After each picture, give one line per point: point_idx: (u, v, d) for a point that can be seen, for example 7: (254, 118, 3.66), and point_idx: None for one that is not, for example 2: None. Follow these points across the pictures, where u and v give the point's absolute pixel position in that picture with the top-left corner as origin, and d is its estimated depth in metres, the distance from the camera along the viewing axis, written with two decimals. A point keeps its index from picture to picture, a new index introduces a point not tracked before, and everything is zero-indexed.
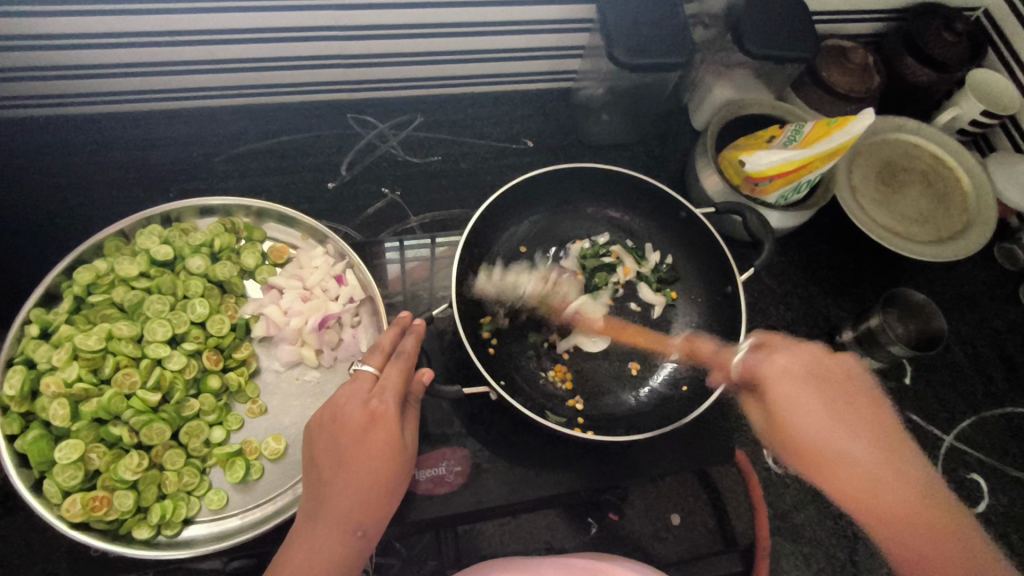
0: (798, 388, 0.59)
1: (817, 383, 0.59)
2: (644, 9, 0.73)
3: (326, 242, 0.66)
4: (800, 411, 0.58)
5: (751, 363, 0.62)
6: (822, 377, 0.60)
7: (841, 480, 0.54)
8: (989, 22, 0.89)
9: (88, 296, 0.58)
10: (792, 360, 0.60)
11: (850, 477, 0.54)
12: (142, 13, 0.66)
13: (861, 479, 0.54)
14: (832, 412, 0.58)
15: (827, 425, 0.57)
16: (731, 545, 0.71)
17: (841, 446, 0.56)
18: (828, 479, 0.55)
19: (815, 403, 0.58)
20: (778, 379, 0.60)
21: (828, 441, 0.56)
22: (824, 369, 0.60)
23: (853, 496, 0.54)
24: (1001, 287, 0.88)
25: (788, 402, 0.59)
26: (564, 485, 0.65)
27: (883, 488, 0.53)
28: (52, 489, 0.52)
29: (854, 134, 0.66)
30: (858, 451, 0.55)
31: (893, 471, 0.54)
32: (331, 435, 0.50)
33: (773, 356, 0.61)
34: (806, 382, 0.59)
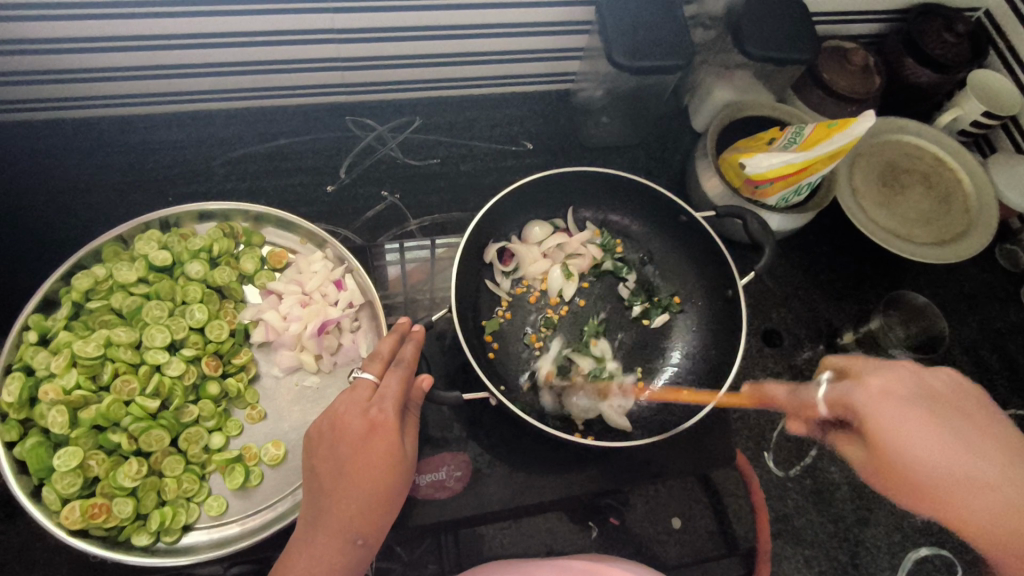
0: (910, 411, 0.51)
1: (923, 406, 0.51)
2: (643, 11, 0.73)
3: (326, 246, 0.66)
4: (906, 437, 0.50)
5: (840, 394, 0.55)
6: (927, 394, 0.52)
7: (997, 520, 0.46)
8: (990, 22, 0.89)
9: (86, 302, 0.58)
10: (894, 383, 0.53)
11: (984, 509, 0.46)
12: (139, 17, 0.66)
13: (1002, 511, 0.46)
14: (964, 442, 0.49)
15: (940, 451, 0.49)
16: (732, 548, 0.71)
17: (959, 472, 0.48)
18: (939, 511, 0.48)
19: (938, 434, 0.49)
20: (881, 404, 0.52)
21: (957, 474, 0.48)
22: (926, 385, 0.53)
23: (981, 528, 0.46)
24: (1002, 288, 0.88)
25: (893, 430, 0.50)
26: (565, 489, 0.65)
27: (1019, 518, 0.45)
28: (52, 497, 0.51)
29: (857, 135, 0.66)
30: (987, 476, 0.47)
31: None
32: (331, 443, 0.50)
33: (866, 382, 0.54)
34: (916, 405, 0.51)
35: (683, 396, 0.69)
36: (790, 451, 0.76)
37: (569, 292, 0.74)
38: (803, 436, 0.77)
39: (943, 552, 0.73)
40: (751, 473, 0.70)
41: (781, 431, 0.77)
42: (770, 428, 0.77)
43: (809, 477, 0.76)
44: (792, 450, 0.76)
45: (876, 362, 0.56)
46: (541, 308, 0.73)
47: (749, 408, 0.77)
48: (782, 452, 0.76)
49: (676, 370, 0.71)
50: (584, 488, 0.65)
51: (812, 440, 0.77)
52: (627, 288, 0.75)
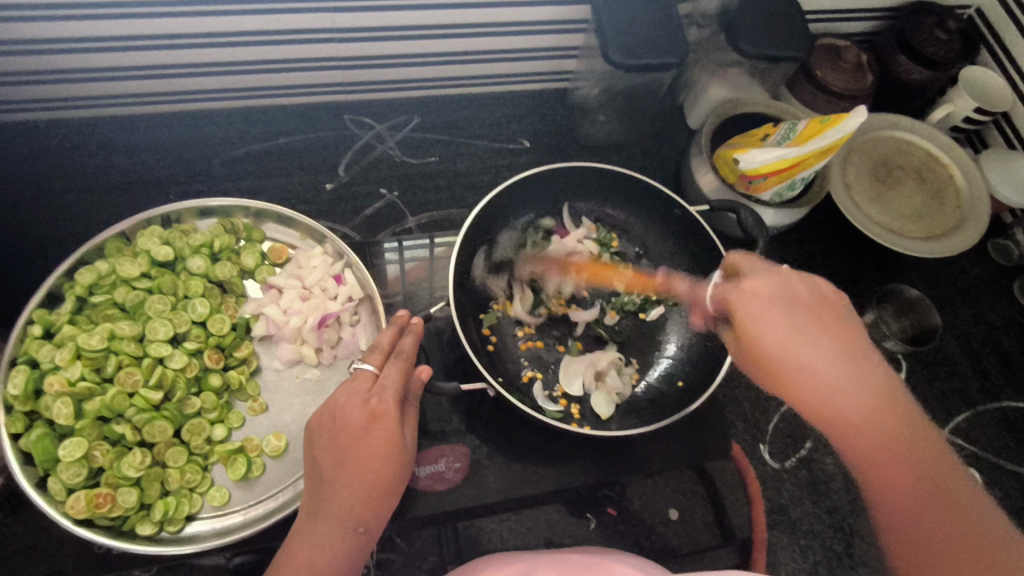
0: (770, 307, 0.51)
1: (784, 304, 0.51)
2: (638, 10, 0.74)
3: (325, 242, 0.67)
4: (764, 320, 0.50)
5: (718, 292, 0.58)
6: (792, 292, 0.52)
7: (844, 405, 0.47)
8: (981, 19, 0.90)
9: (90, 296, 0.59)
10: (766, 284, 0.52)
11: (815, 395, 0.48)
12: (140, 17, 0.67)
13: (823, 395, 0.48)
14: (795, 328, 0.50)
15: (787, 339, 0.49)
16: (729, 539, 0.71)
17: (824, 375, 0.48)
18: (779, 385, 0.50)
19: (818, 335, 0.49)
20: (738, 299, 0.56)
21: (794, 348, 0.49)
22: (795, 290, 0.52)
23: (824, 412, 0.48)
24: (994, 282, 0.89)
25: (752, 325, 0.51)
26: (563, 480, 0.66)
27: (870, 422, 0.47)
28: (57, 486, 0.52)
29: (848, 130, 0.66)
30: (836, 370, 0.48)
31: (850, 361, 0.49)
32: (332, 433, 0.50)
33: (729, 285, 0.64)
34: (782, 304, 0.51)
35: (678, 387, 0.70)
36: (785, 443, 0.77)
37: (569, 289, 0.74)
38: (798, 428, 0.78)
39: None
40: (748, 466, 0.70)
41: (776, 423, 0.78)
42: (765, 420, 0.78)
43: (804, 468, 0.76)
44: (787, 441, 0.77)
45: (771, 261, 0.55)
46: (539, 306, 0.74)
47: (744, 400, 0.78)
48: (777, 444, 0.77)
49: (670, 362, 0.72)
50: (581, 479, 0.66)
51: (807, 432, 0.78)
52: (624, 284, 0.76)
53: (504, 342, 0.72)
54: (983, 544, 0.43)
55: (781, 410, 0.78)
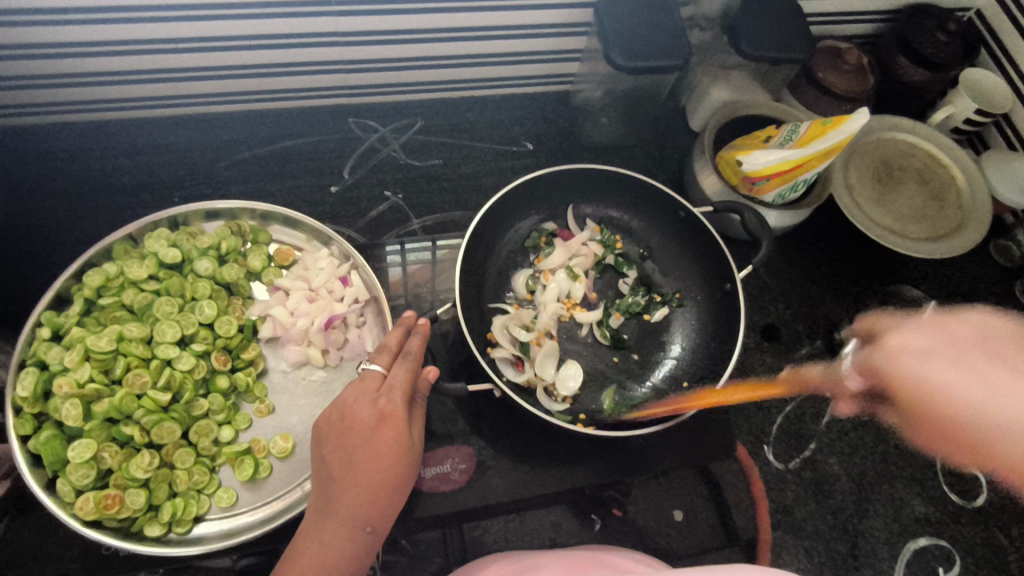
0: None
1: (981, 354, 0.66)
2: (640, 14, 0.75)
3: (331, 244, 0.67)
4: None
5: (924, 376, 0.70)
6: (980, 378, 0.62)
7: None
8: (982, 21, 0.90)
9: (98, 298, 0.60)
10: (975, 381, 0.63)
11: (1006, 426, 0.62)
12: (147, 21, 0.67)
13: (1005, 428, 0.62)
14: (989, 372, 0.63)
15: (958, 382, 0.65)
16: (733, 540, 0.72)
17: (979, 399, 0.63)
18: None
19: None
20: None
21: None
22: (950, 340, 0.72)
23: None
24: (996, 283, 0.90)
25: (942, 371, 0.66)
26: (568, 481, 0.66)
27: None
28: (66, 488, 0.53)
29: (851, 132, 0.67)
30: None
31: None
32: (341, 433, 0.51)
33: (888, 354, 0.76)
34: (953, 359, 0.67)
35: (683, 387, 0.71)
36: (789, 445, 0.77)
37: (574, 292, 0.74)
38: (801, 429, 0.78)
39: (942, 542, 0.74)
40: (751, 465, 0.73)
41: (780, 424, 0.78)
42: (769, 421, 0.78)
43: (808, 469, 0.77)
44: (791, 443, 0.77)
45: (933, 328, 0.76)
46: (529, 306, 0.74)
47: (748, 401, 0.79)
48: (781, 445, 0.77)
49: (675, 362, 0.73)
50: (585, 480, 0.66)
51: (810, 433, 0.78)
52: (628, 283, 0.76)
53: (497, 341, 0.69)
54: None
55: (785, 412, 0.79)
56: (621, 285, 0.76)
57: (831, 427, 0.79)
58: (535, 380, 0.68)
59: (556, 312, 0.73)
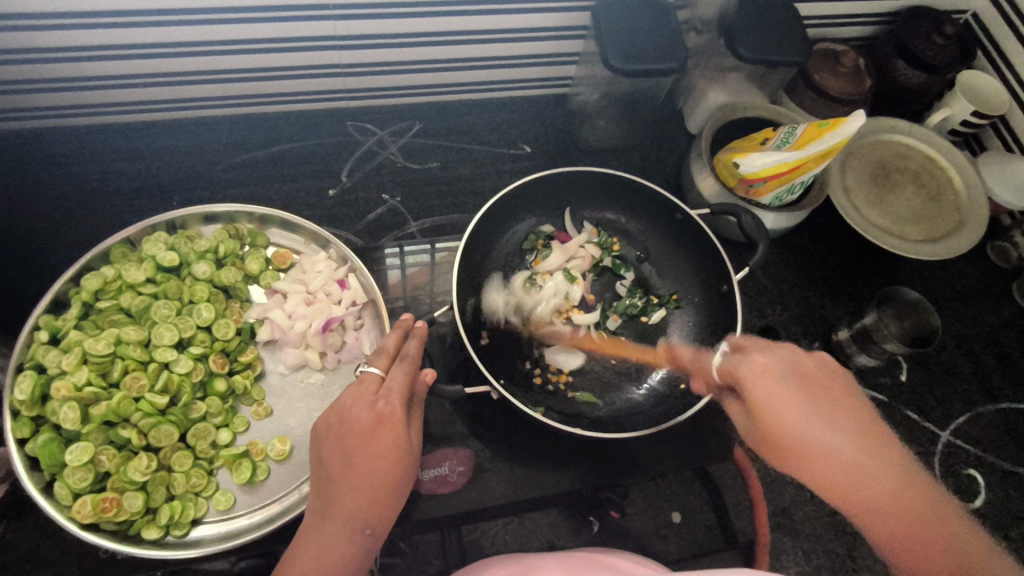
0: (780, 387, 0.51)
1: (797, 388, 0.51)
2: (636, 17, 0.75)
3: (329, 247, 0.68)
4: (795, 412, 0.50)
5: (732, 367, 0.55)
6: (800, 371, 0.53)
7: (869, 499, 0.46)
8: (978, 24, 0.90)
9: (96, 302, 0.60)
10: (769, 360, 0.53)
11: (832, 470, 0.47)
12: (146, 26, 0.68)
13: (837, 471, 0.47)
14: (817, 406, 0.50)
15: (792, 417, 0.50)
16: (732, 542, 0.71)
17: (807, 434, 0.49)
18: (790, 458, 0.50)
19: (805, 404, 0.50)
20: (761, 377, 0.52)
21: (803, 434, 0.49)
22: (799, 364, 0.53)
23: (830, 483, 0.47)
24: (994, 285, 0.90)
25: (773, 402, 0.51)
26: (566, 483, 0.66)
27: (901, 508, 0.46)
28: (63, 492, 0.52)
29: (847, 133, 0.67)
30: (832, 437, 0.49)
31: (882, 458, 0.48)
32: (339, 436, 0.51)
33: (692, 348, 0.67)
34: (800, 386, 0.51)
35: (680, 389, 0.70)
36: None
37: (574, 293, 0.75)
38: None
39: None
40: (748, 466, 0.73)
41: None
42: None
43: None
44: None
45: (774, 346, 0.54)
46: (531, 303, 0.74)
47: None
48: None
49: None
50: (583, 482, 0.66)
51: None
52: (626, 285, 0.77)
53: (494, 341, 0.70)
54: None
55: None
56: (619, 287, 0.77)
57: None
58: (544, 374, 0.70)
59: (564, 325, 0.73)
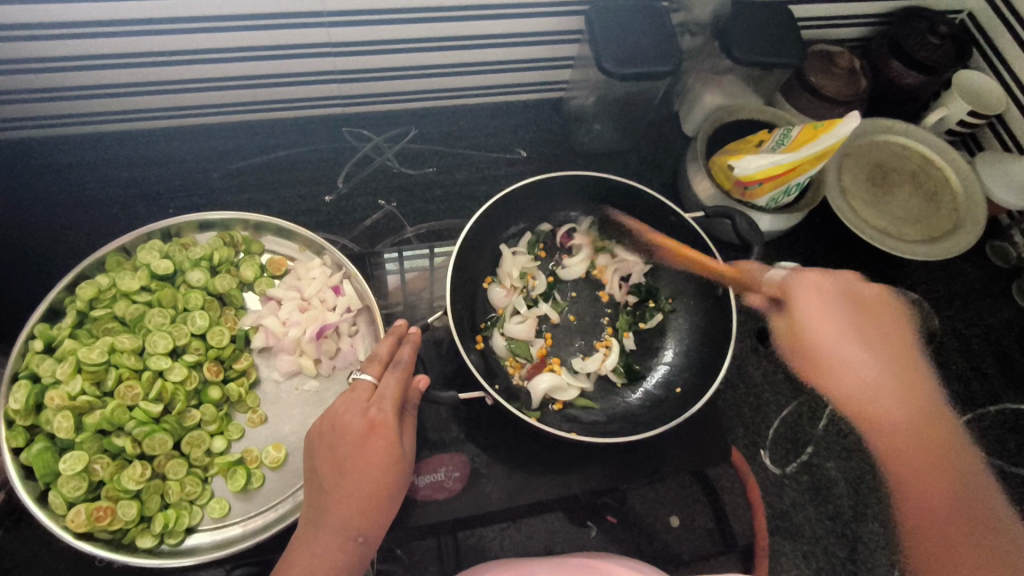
0: (829, 303, 0.65)
1: (843, 301, 0.65)
2: (629, 21, 0.75)
3: (324, 253, 0.68)
4: (817, 321, 0.64)
5: (785, 281, 0.68)
6: (848, 293, 0.66)
7: (883, 415, 0.55)
8: (974, 24, 0.90)
9: (90, 310, 0.60)
10: (822, 280, 0.67)
11: (850, 383, 0.57)
12: (141, 34, 0.68)
13: (863, 386, 0.56)
14: (862, 338, 0.59)
15: (836, 340, 0.61)
16: (731, 545, 0.71)
17: (858, 366, 0.57)
18: (817, 372, 0.62)
19: (842, 331, 0.61)
20: (811, 296, 0.66)
21: (848, 355, 0.58)
22: (853, 291, 0.67)
23: (850, 400, 0.57)
24: (993, 285, 0.89)
25: (810, 311, 0.65)
26: (563, 488, 0.66)
27: (918, 427, 0.54)
28: (58, 500, 0.53)
29: (842, 135, 0.67)
30: (865, 364, 0.57)
31: (902, 390, 0.55)
32: (331, 445, 0.51)
33: (807, 273, 0.68)
34: (850, 309, 0.64)
35: (676, 394, 0.71)
36: (785, 450, 0.77)
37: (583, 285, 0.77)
38: (797, 434, 0.78)
39: None
40: (746, 468, 0.73)
41: (776, 429, 0.78)
42: (765, 426, 0.78)
43: (805, 474, 0.76)
44: (788, 448, 0.77)
45: (842, 278, 0.67)
46: (513, 306, 0.73)
47: (744, 406, 0.78)
48: (778, 450, 0.77)
49: (669, 368, 0.73)
50: (580, 487, 0.66)
51: (807, 438, 0.78)
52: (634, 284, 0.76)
53: (489, 344, 0.71)
54: (1003, 549, 0.49)
55: (781, 416, 0.78)
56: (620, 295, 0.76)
57: (828, 431, 0.78)
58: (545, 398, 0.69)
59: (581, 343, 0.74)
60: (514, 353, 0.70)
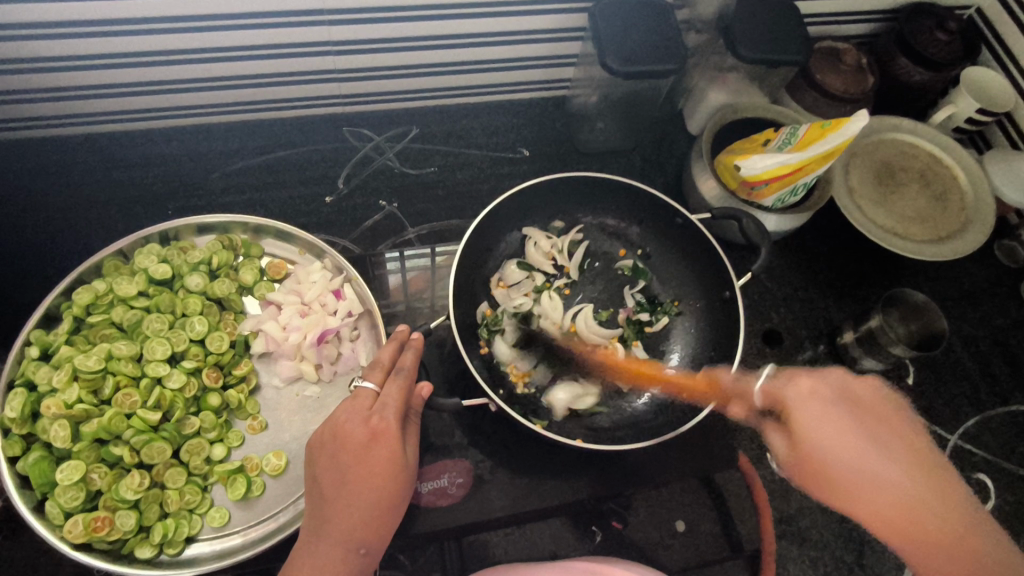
0: (829, 409, 0.54)
1: (844, 407, 0.54)
2: (632, 18, 0.74)
3: (324, 257, 0.67)
4: (825, 432, 0.52)
5: (778, 392, 0.56)
6: (848, 402, 0.54)
7: (892, 518, 0.48)
8: (982, 19, 0.89)
9: (87, 316, 0.59)
10: (818, 385, 0.55)
11: (875, 497, 0.49)
12: (138, 34, 0.67)
13: (888, 498, 0.49)
14: (869, 439, 0.52)
15: (843, 450, 0.51)
16: (738, 551, 0.68)
17: (872, 476, 0.50)
18: (834, 495, 0.51)
19: (858, 442, 0.51)
20: (807, 403, 0.54)
21: (859, 469, 0.50)
22: (853, 393, 0.55)
23: (877, 515, 0.49)
24: (1002, 284, 0.88)
25: (813, 423, 0.53)
26: (567, 494, 0.65)
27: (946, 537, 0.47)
28: (55, 511, 0.52)
29: (850, 135, 0.65)
30: (896, 477, 0.49)
31: (943, 501, 0.48)
32: (332, 454, 0.50)
33: (798, 379, 0.56)
34: (840, 412, 0.53)
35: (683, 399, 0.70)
36: None
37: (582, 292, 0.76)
38: None
39: None
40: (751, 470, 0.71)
41: None
42: None
43: None
44: None
45: (836, 380, 0.56)
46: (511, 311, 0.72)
47: None
48: None
49: (675, 371, 0.72)
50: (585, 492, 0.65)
51: None
52: (634, 294, 0.76)
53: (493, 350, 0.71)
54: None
55: None
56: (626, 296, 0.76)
57: None
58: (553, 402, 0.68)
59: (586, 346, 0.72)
60: (520, 357, 0.70)
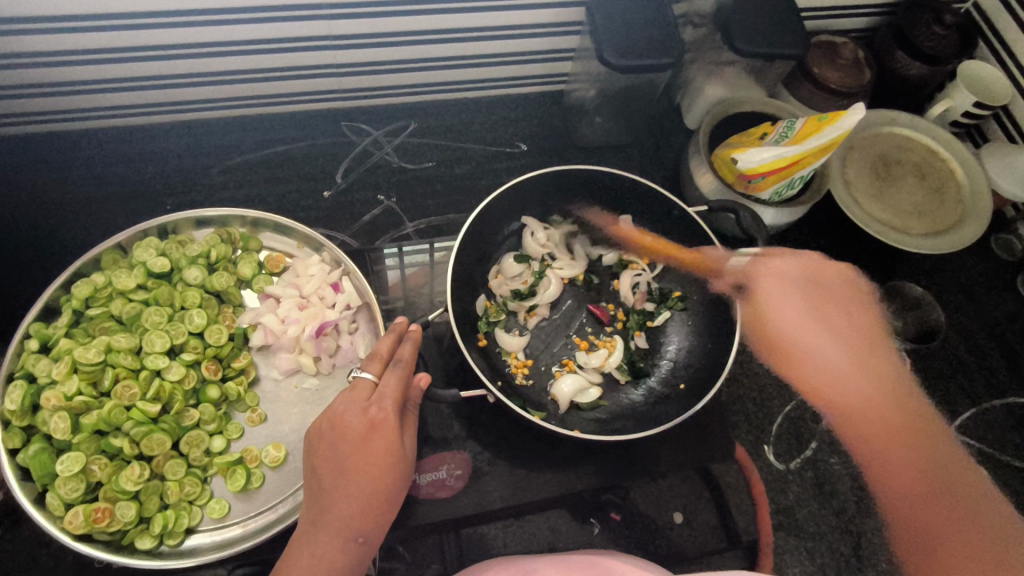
0: (791, 291, 0.77)
1: (802, 291, 0.77)
2: (630, 12, 0.74)
3: (323, 250, 0.67)
4: (785, 313, 0.76)
5: (750, 271, 0.74)
6: (807, 287, 0.78)
7: (825, 381, 0.75)
8: (979, 13, 0.89)
9: (86, 309, 0.59)
10: (785, 269, 0.76)
11: (818, 367, 0.75)
12: (135, 29, 0.67)
13: (823, 368, 0.75)
14: (815, 318, 0.76)
15: (792, 325, 0.77)
16: (734, 542, 0.70)
17: (808, 347, 0.76)
18: (786, 361, 0.78)
19: (813, 326, 0.76)
20: (773, 284, 0.76)
21: (805, 342, 0.76)
22: (811, 279, 0.78)
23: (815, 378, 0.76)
24: (999, 277, 0.88)
25: (775, 301, 0.76)
26: (564, 485, 0.65)
27: (872, 404, 0.72)
28: (55, 502, 0.52)
29: (847, 128, 0.66)
30: (835, 354, 0.74)
31: (871, 371, 0.73)
32: (331, 444, 0.50)
33: (771, 263, 0.75)
34: (801, 300, 0.77)
35: (680, 391, 0.70)
36: (789, 444, 0.76)
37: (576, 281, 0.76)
38: (801, 429, 0.77)
39: None
40: (751, 465, 0.72)
41: (780, 423, 0.77)
42: (768, 421, 0.77)
43: (810, 469, 0.75)
44: (792, 442, 0.76)
45: (800, 268, 0.78)
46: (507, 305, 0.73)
47: (747, 401, 0.78)
48: (781, 445, 0.76)
49: (674, 363, 0.72)
50: (582, 483, 0.65)
51: (810, 433, 0.77)
52: (648, 281, 0.76)
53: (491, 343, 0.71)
54: (973, 511, 0.64)
55: (785, 411, 0.78)
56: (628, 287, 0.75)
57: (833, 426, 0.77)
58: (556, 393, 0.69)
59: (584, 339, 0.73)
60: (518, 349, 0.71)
